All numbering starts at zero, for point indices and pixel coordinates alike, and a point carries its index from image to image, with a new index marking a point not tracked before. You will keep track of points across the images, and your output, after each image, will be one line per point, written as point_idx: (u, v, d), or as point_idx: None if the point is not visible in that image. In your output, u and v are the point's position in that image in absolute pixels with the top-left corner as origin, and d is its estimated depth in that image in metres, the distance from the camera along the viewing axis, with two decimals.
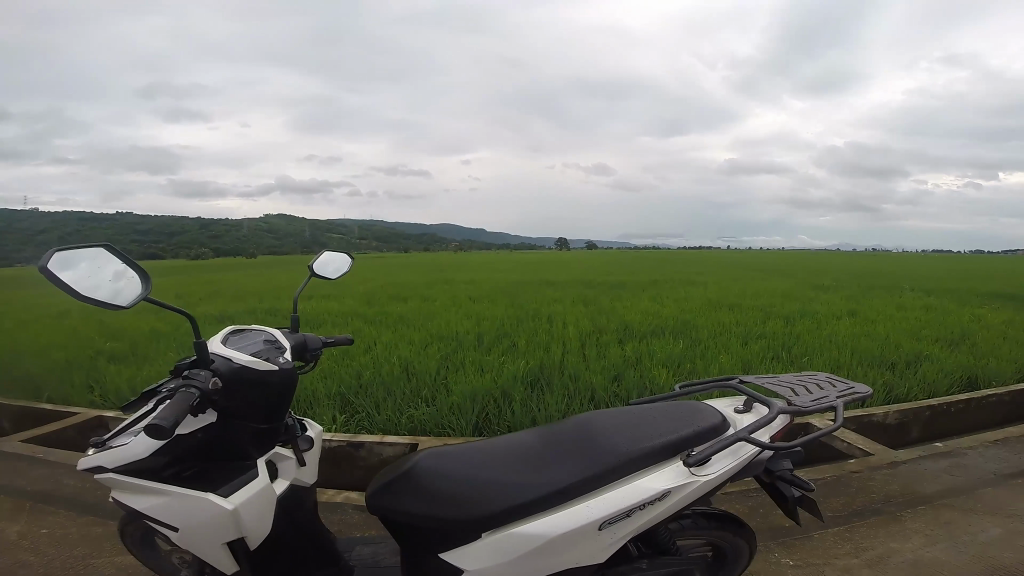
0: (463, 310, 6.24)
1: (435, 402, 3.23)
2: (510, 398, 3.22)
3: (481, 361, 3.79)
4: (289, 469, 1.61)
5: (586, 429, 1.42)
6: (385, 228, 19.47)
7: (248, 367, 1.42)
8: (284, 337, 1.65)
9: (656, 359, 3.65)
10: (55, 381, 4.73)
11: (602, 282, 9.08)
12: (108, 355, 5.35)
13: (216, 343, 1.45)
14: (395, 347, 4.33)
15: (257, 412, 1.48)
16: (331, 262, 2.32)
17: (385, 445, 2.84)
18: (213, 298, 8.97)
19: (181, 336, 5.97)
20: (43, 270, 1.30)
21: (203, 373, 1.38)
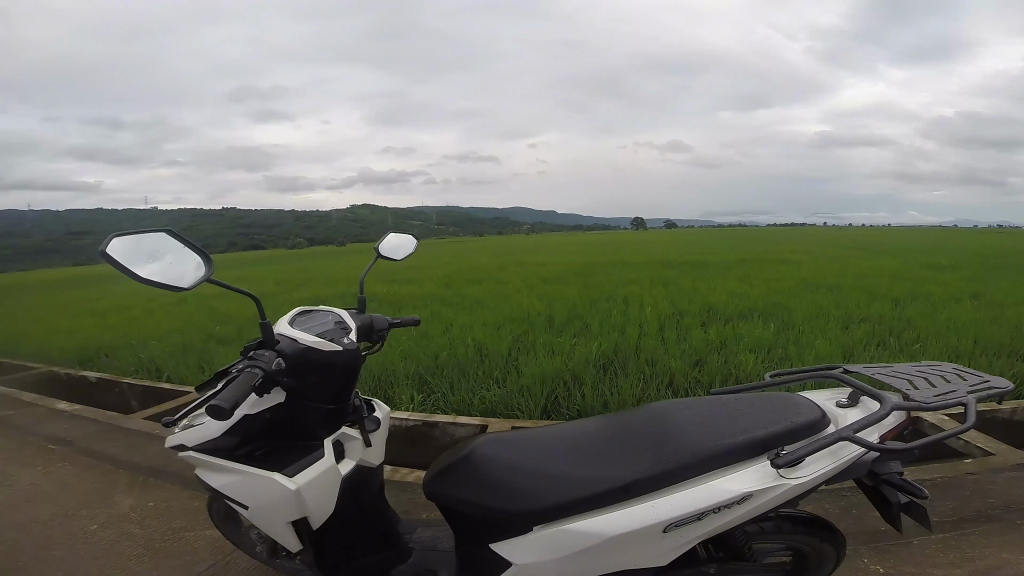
0: (539, 291, 6.23)
1: (505, 383, 3.24)
2: (581, 381, 3.16)
3: (554, 342, 3.75)
4: (356, 449, 1.65)
5: (659, 421, 1.35)
6: (465, 213, 19.80)
7: (312, 347, 1.46)
8: (351, 318, 1.68)
9: (741, 344, 3.45)
10: (173, 362, 5.21)
11: (684, 263, 8.72)
12: (218, 337, 5.82)
13: (282, 325, 1.50)
14: (470, 328, 4.39)
15: (323, 392, 1.52)
16: (398, 242, 2.36)
17: (457, 426, 2.88)
18: (305, 285, 9.51)
19: None
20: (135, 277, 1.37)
21: (269, 352, 1.43)
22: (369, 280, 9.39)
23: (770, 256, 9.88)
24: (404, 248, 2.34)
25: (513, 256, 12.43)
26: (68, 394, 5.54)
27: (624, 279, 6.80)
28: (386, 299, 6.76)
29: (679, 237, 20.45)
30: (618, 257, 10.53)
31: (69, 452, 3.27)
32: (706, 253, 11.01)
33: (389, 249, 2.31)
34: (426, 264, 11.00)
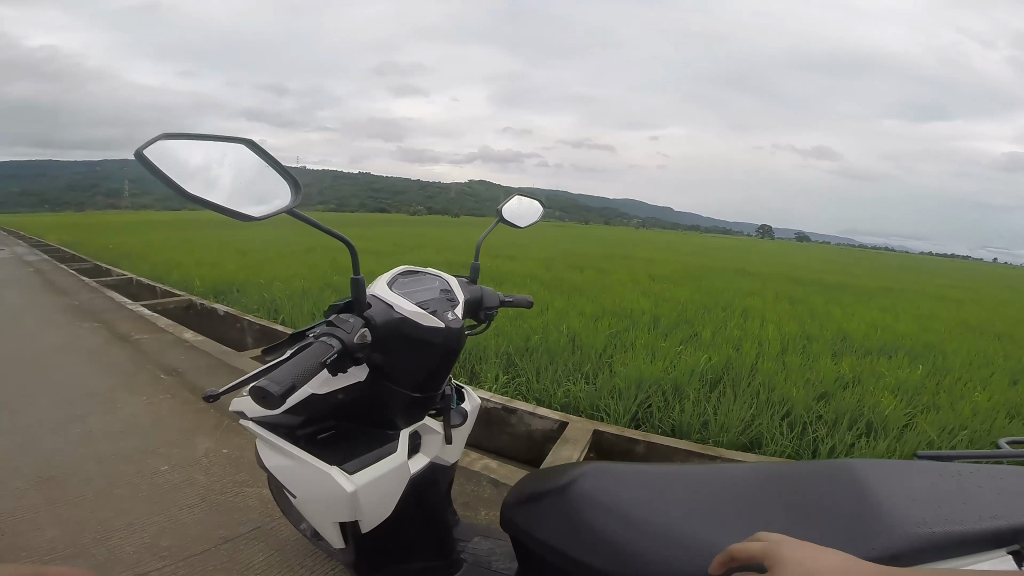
0: (646, 288, 5.90)
1: (596, 380, 3.05)
2: (681, 393, 2.89)
3: (656, 345, 3.48)
4: (434, 444, 1.55)
5: (774, 480, 1.12)
6: (579, 199, 19.50)
7: (406, 320, 1.35)
8: (458, 291, 1.56)
9: (881, 383, 2.97)
10: (288, 306, 5.58)
11: (815, 282, 7.88)
12: (332, 288, 6.17)
13: (381, 286, 1.40)
14: (568, 315, 4.22)
15: (408, 375, 1.41)
16: (517, 209, 2.20)
17: (536, 418, 2.73)
18: (415, 251, 9.85)
19: None
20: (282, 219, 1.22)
21: (354, 320, 1.31)
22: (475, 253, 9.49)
23: (919, 289, 8.67)
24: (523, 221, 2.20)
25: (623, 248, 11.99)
26: (198, 324, 6.15)
27: (743, 289, 6.26)
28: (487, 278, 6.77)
29: (810, 251, 18.67)
30: (737, 264, 9.77)
31: (184, 384, 3.58)
32: (844, 274, 9.87)
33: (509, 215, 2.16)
34: (533, 245, 10.93)
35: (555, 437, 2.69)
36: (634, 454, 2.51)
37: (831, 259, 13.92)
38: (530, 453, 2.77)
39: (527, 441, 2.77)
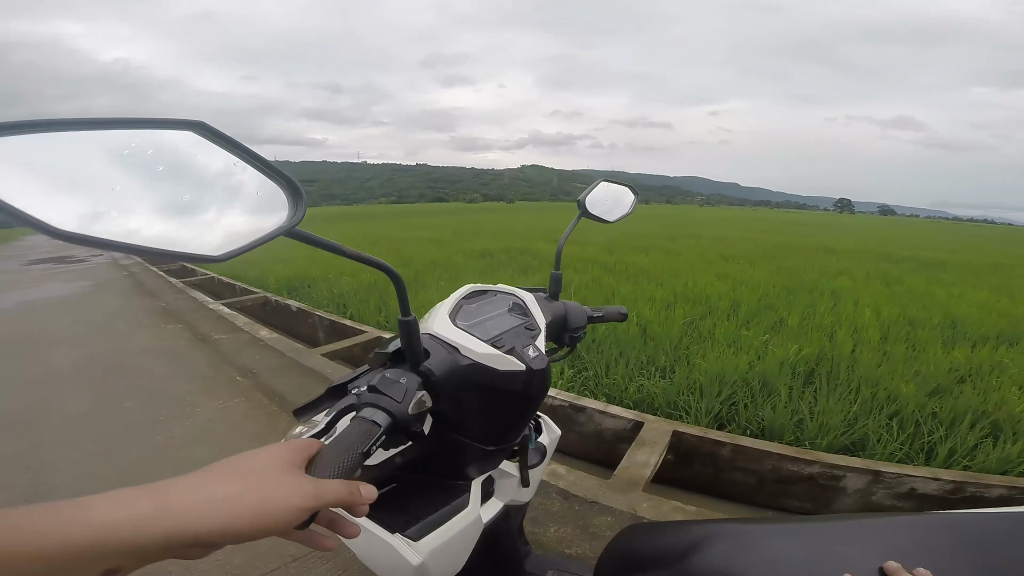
0: (717, 270, 5.61)
1: (672, 375, 2.88)
2: (769, 390, 2.68)
3: (737, 334, 3.26)
4: (509, 488, 1.41)
5: (894, 517, 0.96)
6: (637, 177, 19.01)
7: (474, 366, 1.20)
8: (534, 320, 1.41)
9: (1003, 377, 2.66)
10: (354, 299, 5.71)
11: (904, 258, 7.28)
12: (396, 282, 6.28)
13: (438, 326, 1.27)
14: (637, 303, 4.04)
15: (480, 426, 1.24)
16: (598, 194, 2.04)
17: (607, 418, 2.60)
18: (475, 239, 9.90)
19: (448, 274, 6.71)
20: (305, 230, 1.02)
21: (407, 380, 1.16)
22: (533, 239, 9.40)
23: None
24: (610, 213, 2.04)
25: (687, 227, 11.58)
26: (271, 321, 6.41)
27: (826, 267, 5.85)
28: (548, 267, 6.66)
29: (892, 221, 17.41)
30: (814, 241, 9.18)
31: (258, 384, 3.70)
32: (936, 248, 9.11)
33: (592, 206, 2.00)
34: (592, 228, 10.75)
35: (630, 437, 2.56)
36: (719, 458, 2.36)
37: (917, 230, 12.92)
38: (602, 453, 2.65)
39: (598, 441, 2.64)
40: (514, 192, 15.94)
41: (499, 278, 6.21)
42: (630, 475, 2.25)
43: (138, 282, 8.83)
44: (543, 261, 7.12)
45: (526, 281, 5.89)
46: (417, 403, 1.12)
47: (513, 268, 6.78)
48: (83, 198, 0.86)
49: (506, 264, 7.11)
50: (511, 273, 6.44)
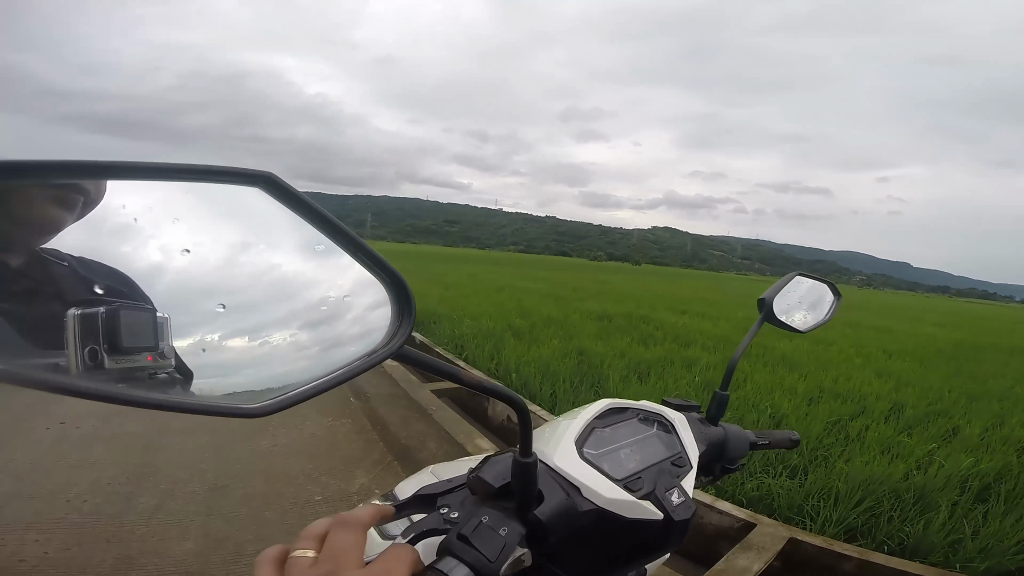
0: (874, 364, 4.95)
1: (801, 475, 2.55)
2: (924, 511, 2.28)
3: (891, 441, 2.81)
4: None
5: None
6: (785, 250, 17.73)
7: (602, 513, 1.05)
8: (683, 454, 1.22)
9: None
10: (471, 342, 5.85)
11: None
12: (514, 334, 6.37)
13: (562, 460, 1.10)
14: (769, 388, 3.66)
15: (579, 564, 1.07)
16: (785, 286, 1.80)
17: (713, 511, 2.27)
18: (600, 299, 9.79)
19: (567, 331, 6.67)
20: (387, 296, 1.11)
21: (508, 530, 0.90)
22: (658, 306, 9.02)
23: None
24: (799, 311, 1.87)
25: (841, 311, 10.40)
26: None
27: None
28: (674, 339, 6.26)
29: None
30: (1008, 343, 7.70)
31: (367, 409, 3.84)
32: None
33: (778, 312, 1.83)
34: (728, 301, 10.10)
35: (736, 538, 2.19)
36: (841, 572, 2.02)
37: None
38: (697, 551, 2.30)
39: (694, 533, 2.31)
40: (646, 255, 15.56)
41: (618, 343, 5.98)
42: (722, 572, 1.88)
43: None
44: (668, 332, 6.81)
45: (648, 351, 5.59)
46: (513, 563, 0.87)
47: (635, 335, 6.50)
48: (238, 231, 1.13)
49: (628, 329, 6.91)
50: (632, 340, 6.17)
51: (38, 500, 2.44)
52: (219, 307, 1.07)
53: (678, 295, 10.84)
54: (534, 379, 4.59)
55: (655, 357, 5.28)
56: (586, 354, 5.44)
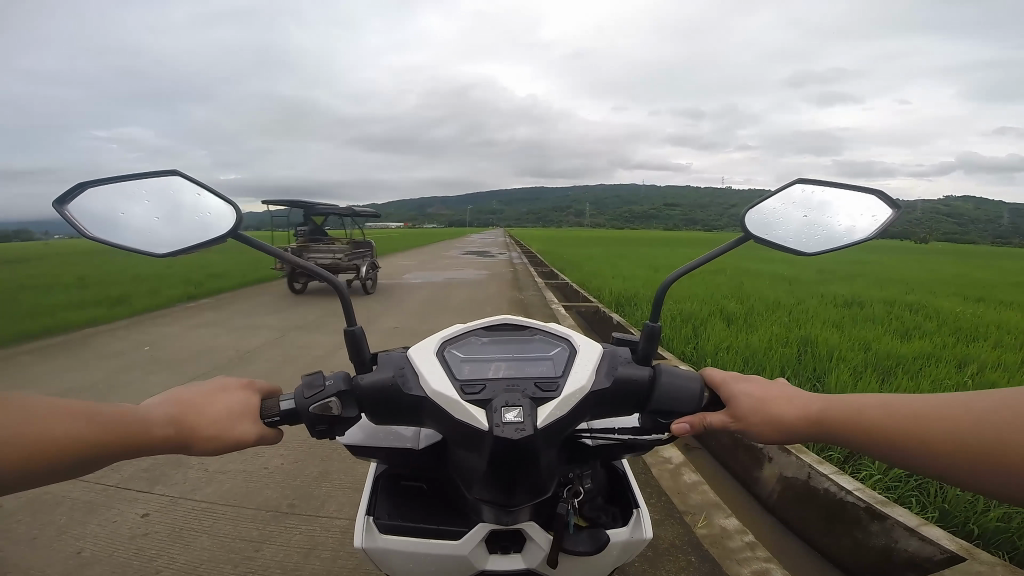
0: None
1: None
2: None
3: None
4: (535, 554, 1.32)
5: None
6: None
7: (430, 399, 1.28)
8: (559, 380, 1.30)
9: None
10: (670, 325, 5.83)
11: None
12: (724, 319, 6.11)
13: (419, 352, 1.41)
14: None
15: (467, 476, 1.30)
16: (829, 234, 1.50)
17: (912, 539, 2.14)
18: (844, 287, 8.56)
19: (785, 317, 6.11)
20: (163, 214, 1.38)
21: (332, 383, 1.40)
22: (930, 294, 7.38)
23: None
24: (885, 211, 1.46)
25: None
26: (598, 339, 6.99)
27: None
28: (948, 334, 5.11)
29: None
30: None
31: None
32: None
33: (824, 250, 1.48)
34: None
35: (931, 570, 2.05)
36: None
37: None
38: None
39: (881, 558, 2.23)
40: (923, 231, 12.77)
41: (860, 335, 5.13)
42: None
43: (521, 293, 10.96)
44: (936, 322, 5.66)
45: (898, 345, 4.71)
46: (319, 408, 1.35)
47: (886, 327, 5.49)
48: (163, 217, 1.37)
49: (870, 319, 5.97)
50: (878, 332, 5.26)
51: (279, 448, 3.42)
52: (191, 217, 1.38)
53: (958, 281, 8.84)
54: (731, 363, 4.38)
55: (907, 353, 4.43)
56: (807, 344, 4.84)
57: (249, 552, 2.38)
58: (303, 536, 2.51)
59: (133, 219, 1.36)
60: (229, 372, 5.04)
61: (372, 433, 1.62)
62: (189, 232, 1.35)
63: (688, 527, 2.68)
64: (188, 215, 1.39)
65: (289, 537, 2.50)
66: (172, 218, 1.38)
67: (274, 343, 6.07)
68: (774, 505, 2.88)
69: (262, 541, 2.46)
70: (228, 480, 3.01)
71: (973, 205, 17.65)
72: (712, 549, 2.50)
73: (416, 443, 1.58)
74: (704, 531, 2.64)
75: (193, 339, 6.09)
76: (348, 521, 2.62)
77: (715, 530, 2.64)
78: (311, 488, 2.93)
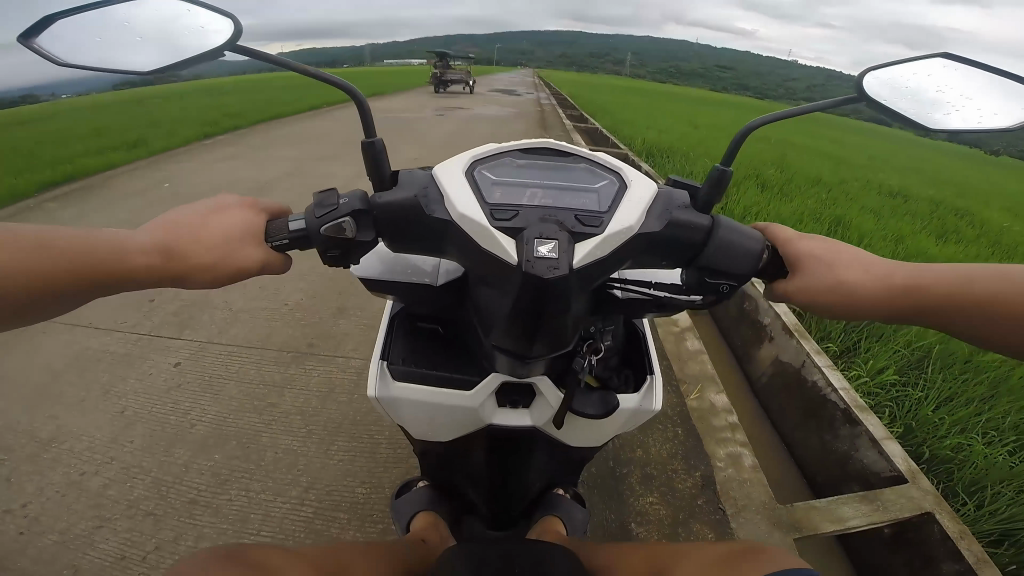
0: None
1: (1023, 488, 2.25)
2: None
3: None
4: (541, 414, 1.47)
5: None
6: None
7: (456, 225, 1.28)
8: (603, 218, 1.27)
9: None
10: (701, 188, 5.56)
11: None
12: (761, 186, 5.82)
13: (448, 171, 1.36)
14: None
15: (489, 323, 1.36)
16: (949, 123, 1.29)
17: (871, 451, 2.31)
18: (890, 177, 8.10)
19: (825, 196, 5.82)
20: (148, 44, 1.22)
21: (347, 203, 1.37)
22: (975, 202, 7.05)
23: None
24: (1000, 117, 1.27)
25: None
26: None
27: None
28: (982, 246, 4.90)
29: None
30: None
31: None
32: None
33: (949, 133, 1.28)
34: None
35: (875, 483, 2.26)
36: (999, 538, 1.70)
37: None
38: (830, 473, 2.46)
39: (841, 459, 2.43)
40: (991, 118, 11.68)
41: (896, 228, 4.93)
42: (807, 519, 2.13)
43: (548, 134, 10.41)
44: (977, 230, 5.43)
45: (932, 246, 4.55)
46: (334, 229, 1.35)
47: (924, 226, 5.28)
48: (149, 48, 1.22)
49: (911, 214, 5.72)
50: (916, 229, 5.06)
51: (298, 286, 3.57)
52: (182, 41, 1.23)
53: (1009, 192, 8.36)
54: None
55: (940, 256, 4.29)
56: (839, 228, 4.70)
57: (272, 399, 2.62)
58: (321, 378, 2.76)
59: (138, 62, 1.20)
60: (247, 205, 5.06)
61: (391, 268, 1.64)
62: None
63: (680, 398, 2.88)
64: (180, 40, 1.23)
65: (308, 380, 2.75)
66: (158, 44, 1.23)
67: (293, 174, 6.00)
68: (761, 386, 3.09)
69: (284, 385, 2.71)
70: (249, 322, 3.19)
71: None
72: (697, 424, 2.70)
73: (435, 279, 1.61)
74: (694, 404, 2.83)
75: (213, 174, 6.04)
76: (365, 364, 2.84)
77: (704, 405, 2.82)
78: (332, 328, 3.13)
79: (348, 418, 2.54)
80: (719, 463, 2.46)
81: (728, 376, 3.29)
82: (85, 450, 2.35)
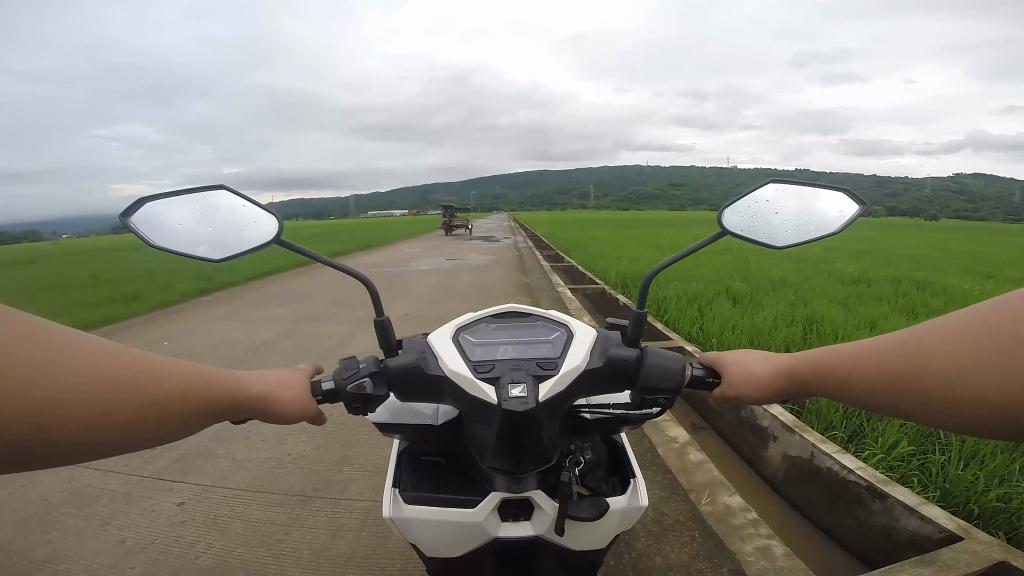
0: None
1: None
2: None
3: None
4: (543, 522, 1.36)
5: None
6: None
7: (450, 378, 1.32)
8: (558, 360, 1.34)
9: None
10: (674, 307, 5.78)
11: None
12: (732, 299, 6.08)
13: (439, 338, 1.44)
14: None
15: (483, 451, 1.34)
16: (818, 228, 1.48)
17: (911, 518, 2.17)
18: (855, 265, 8.49)
19: (795, 296, 6.06)
20: (214, 231, 1.42)
21: (366, 364, 1.42)
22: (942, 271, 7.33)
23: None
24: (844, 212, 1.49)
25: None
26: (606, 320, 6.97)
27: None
28: None
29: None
30: None
31: None
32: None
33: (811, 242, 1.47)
34: None
35: (929, 549, 2.09)
36: None
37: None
38: (878, 553, 2.27)
39: (883, 536, 2.26)
40: (930, 207, 12.64)
41: (868, 313, 5.10)
42: None
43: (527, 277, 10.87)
44: (948, 299, 5.61)
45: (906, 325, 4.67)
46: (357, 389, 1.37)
47: (894, 305, 5.46)
48: (214, 233, 1.42)
49: (881, 296, 5.94)
50: (889, 310, 5.22)
51: (294, 435, 3.47)
52: (243, 231, 1.45)
53: (970, 258, 8.74)
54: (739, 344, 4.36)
55: None
56: (814, 323, 4.81)
57: (280, 535, 2.44)
58: (329, 518, 2.57)
59: (171, 218, 1.42)
60: (242, 364, 5.08)
61: (394, 409, 1.64)
62: (223, 232, 1.43)
63: (693, 504, 2.72)
64: (239, 228, 1.46)
65: (316, 519, 2.56)
66: (220, 230, 1.43)
67: (285, 334, 6.12)
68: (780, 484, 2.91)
69: (291, 523, 2.53)
70: (255, 467, 3.07)
71: (984, 182, 17.42)
72: (715, 526, 2.54)
73: (434, 420, 1.60)
74: (709, 508, 2.67)
75: (207, 334, 6.11)
76: (370, 503, 2.67)
77: (718, 508, 2.67)
78: (334, 473, 2.99)
79: (360, 550, 2.32)
80: (748, 557, 2.29)
81: (740, 475, 3.13)
82: (81, 571, 2.23)
